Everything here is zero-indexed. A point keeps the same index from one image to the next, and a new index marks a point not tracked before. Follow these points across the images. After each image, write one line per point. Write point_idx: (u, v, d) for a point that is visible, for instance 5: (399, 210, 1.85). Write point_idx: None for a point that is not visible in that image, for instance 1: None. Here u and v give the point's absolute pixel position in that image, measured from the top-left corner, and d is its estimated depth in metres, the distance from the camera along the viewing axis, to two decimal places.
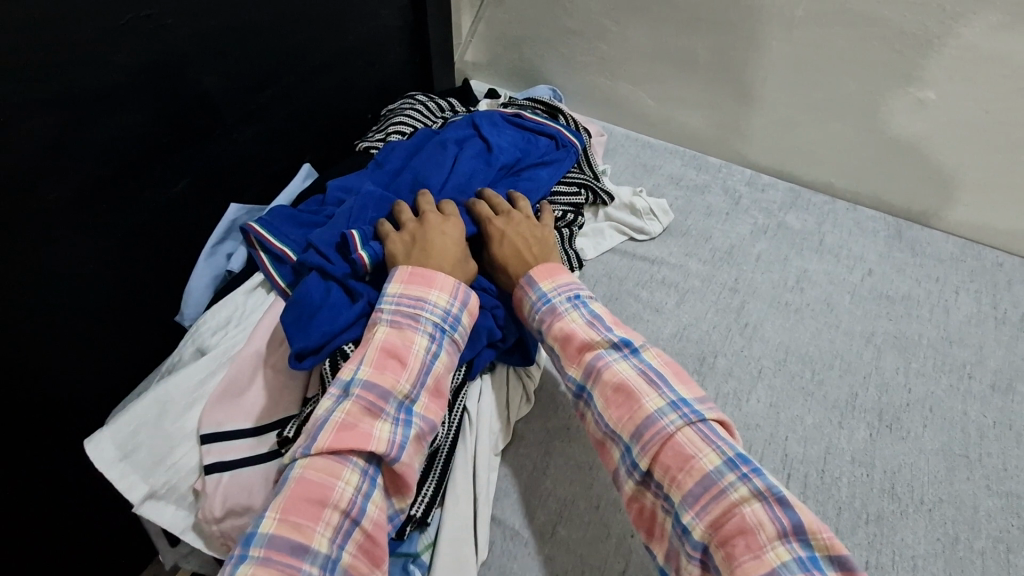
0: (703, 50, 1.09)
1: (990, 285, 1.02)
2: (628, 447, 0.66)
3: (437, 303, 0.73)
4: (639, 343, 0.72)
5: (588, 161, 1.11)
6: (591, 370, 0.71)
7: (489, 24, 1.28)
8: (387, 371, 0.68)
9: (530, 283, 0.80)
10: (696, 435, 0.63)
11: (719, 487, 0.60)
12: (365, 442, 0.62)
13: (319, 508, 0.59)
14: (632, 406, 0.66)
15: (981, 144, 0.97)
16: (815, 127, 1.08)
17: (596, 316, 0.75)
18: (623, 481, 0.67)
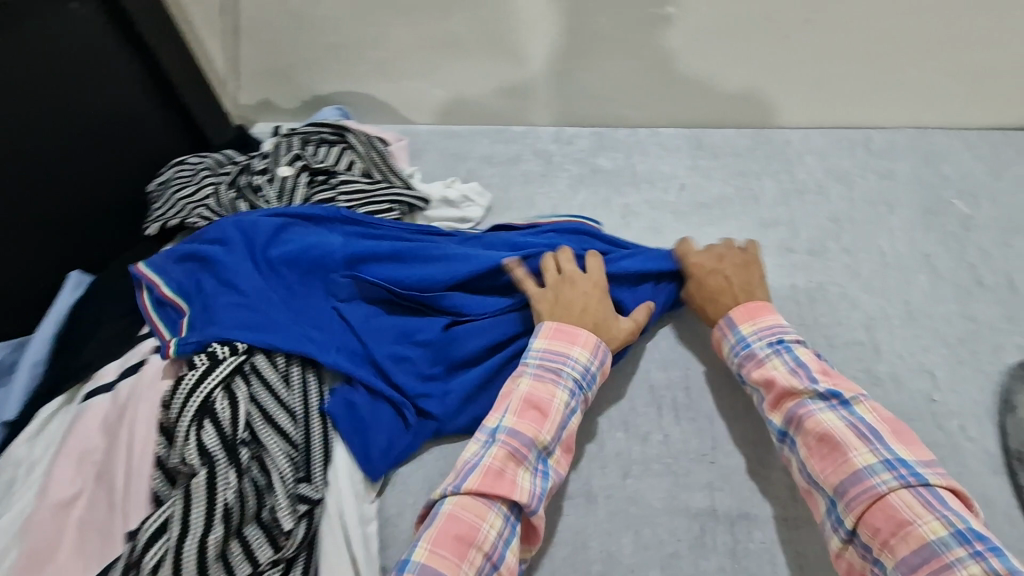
0: (463, 29, 1.06)
1: (785, 161, 1.08)
2: (832, 501, 0.64)
3: (578, 360, 0.73)
4: (847, 396, 0.68)
5: (390, 170, 1.05)
6: (793, 419, 0.68)
7: (247, 61, 1.19)
8: (529, 420, 0.69)
9: (731, 324, 0.77)
10: (915, 499, 0.59)
11: (943, 560, 0.55)
12: (509, 491, 0.65)
13: (463, 546, 0.61)
14: (841, 462, 0.64)
15: (737, 42, 0.99)
16: (590, 69, 1.08)
17: (804, 363, 0.71)
18: (828, 537, 0.64)
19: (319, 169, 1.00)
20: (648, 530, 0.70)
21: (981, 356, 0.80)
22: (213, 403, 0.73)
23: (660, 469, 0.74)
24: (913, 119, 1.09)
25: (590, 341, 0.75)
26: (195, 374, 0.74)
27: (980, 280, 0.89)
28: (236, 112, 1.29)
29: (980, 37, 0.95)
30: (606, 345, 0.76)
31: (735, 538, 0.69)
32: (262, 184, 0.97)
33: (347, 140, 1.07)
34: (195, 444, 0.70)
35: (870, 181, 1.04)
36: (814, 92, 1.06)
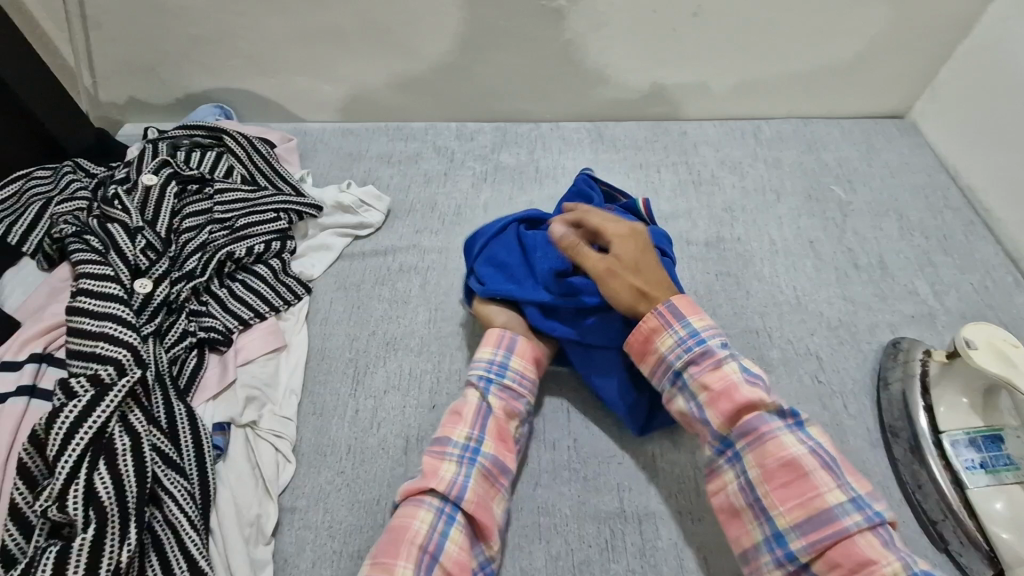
0: (347, 20, 0.99)
1: (681, 153, 1.10)
2: (783, 531, 0.59)
3: (482, 357, 0.73)
4: (804, 417, 0.64)
5: (277, 175, 0.95)
6: (752, 436, 0.62)
7: (103, 54, 1.05)
8: (447, 422, 0.68)
9: (674, 314, 0.69)
10: (876, 539, 0.56)
11: None
12: (433, 483, 0.63)
13: (398, 545, 0.58)
14: (808, 493, 0.59)
15: (627, 34, 1.00)
16: (486, 62, 1.04)
17: (758, 375, 0.65)
18: (762, 563, 0.59)
19: (190, 177, 0.89)
20: (559, 539, 0.68)
21: (859, 336, 0.85)
22: (109, 436, 0.60)
23: (568, 474, 0.73)
24: (796, 110, 1.15)
25: (497, 334, 0.75)
26: (77, 405, 0.60)
27: (856, 262, 0.95)
28: (98, 112, 1.15)
29: (847, 31, 1.01)
30: (516, 333, 0.75)
31: (643, 537, 0.68)
32: (117, 193, 0.82)
33: (224, 143, 0.96)
34: (81, 491, 0.56)
35: (760, 170, 1.08)
36: (708, 85, 1.09)
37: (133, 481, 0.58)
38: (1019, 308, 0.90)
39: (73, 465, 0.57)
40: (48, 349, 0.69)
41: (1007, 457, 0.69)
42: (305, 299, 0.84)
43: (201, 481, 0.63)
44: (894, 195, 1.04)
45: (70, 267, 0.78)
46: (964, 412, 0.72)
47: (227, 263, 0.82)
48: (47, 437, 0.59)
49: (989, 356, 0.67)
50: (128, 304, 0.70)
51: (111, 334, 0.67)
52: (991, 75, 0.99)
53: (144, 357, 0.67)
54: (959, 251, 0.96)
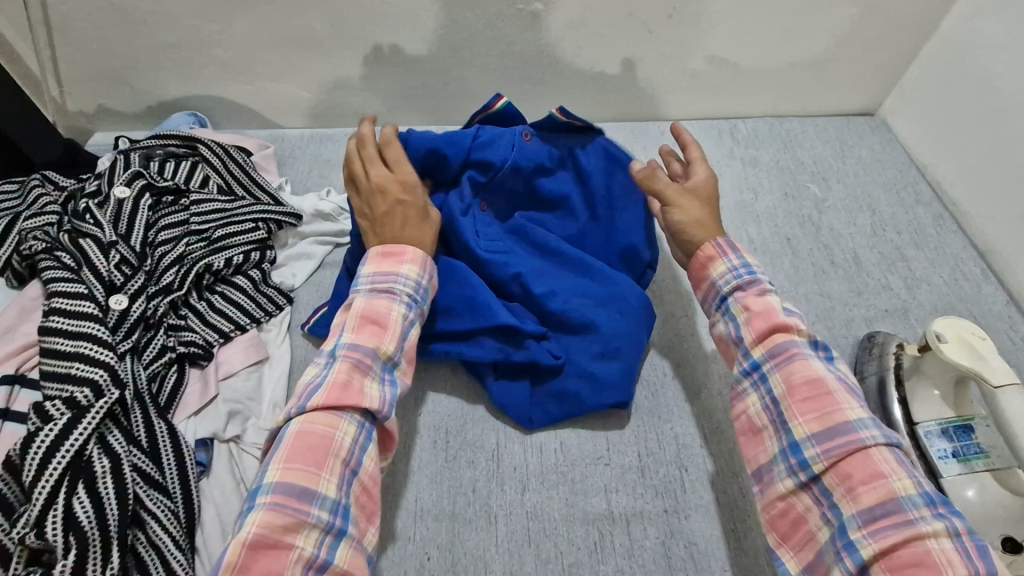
0: (323, 26, 0.98)
1: (660, 152, 1.12)
2: (799, 444, 0.60)
3: (409, 277, 0.68)
4: (835, 356, 0.66)
5: (254, 183, 0.93)
6: (779, 356, 0.64)
7: (70, 61, 1.02)
8: (370, 334, 0.63)
9: (730, 247, 0.72)
10: (892, 455, 0.56)
11: (907, 512, 0.53)
12: (358, 398, 0.59)
13: (320, 458, 0.55)
14: (826, 408, 0.60)
15: (604, 37, 1.00)
16: (465, 65, 1.04)
17: (795, 313, 0.68)
18: (776, 477, 0.61)
19: (164, 188, 0.87)
20: (547, 542, 0.69)
21: (837, 330, 0.87)
22: (88, 458, 0.59)
23: (557, 478, 0.74)
24: (771, 109, 1.17)
25: (418, 258, 0.70)
26: (52, 429, 0.58)
27: (832, 258, 0.97)
28: (67, 120, 1.12)
29: (818, 31, 1.03)
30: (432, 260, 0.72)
31: (631, 538, 0.69)
32: (89, 207, 0.80)
33: (199, 152, 0.94)
34: (60, 517, 0.55)
35: (736, 168, 1.10)
36: (685, 85, 1.11)
37: (114, 505, 0.57)
38: (987, 300, 0.93)
39: (51, 491, 0.56)
40: (21, 371, 0.67)
41: (977, 445, 0.70)
42: (286, 309, 0.83)
43: (184, 500, 0.62)
44: (866, 191, 1.07)
45: (41, 285, 0.76)
46: (936, 402, 0.73)
47: (205, 275, 0.81)
48: (22, 463, 0.57)
49: (959, 347, 0.69)
50: (104, 322, 0.68)
51: (86, 354, 0.65)
52: (956, 74, 1.02)
53: (122, 376, 0.64)
54: (930, 245, 0.99)
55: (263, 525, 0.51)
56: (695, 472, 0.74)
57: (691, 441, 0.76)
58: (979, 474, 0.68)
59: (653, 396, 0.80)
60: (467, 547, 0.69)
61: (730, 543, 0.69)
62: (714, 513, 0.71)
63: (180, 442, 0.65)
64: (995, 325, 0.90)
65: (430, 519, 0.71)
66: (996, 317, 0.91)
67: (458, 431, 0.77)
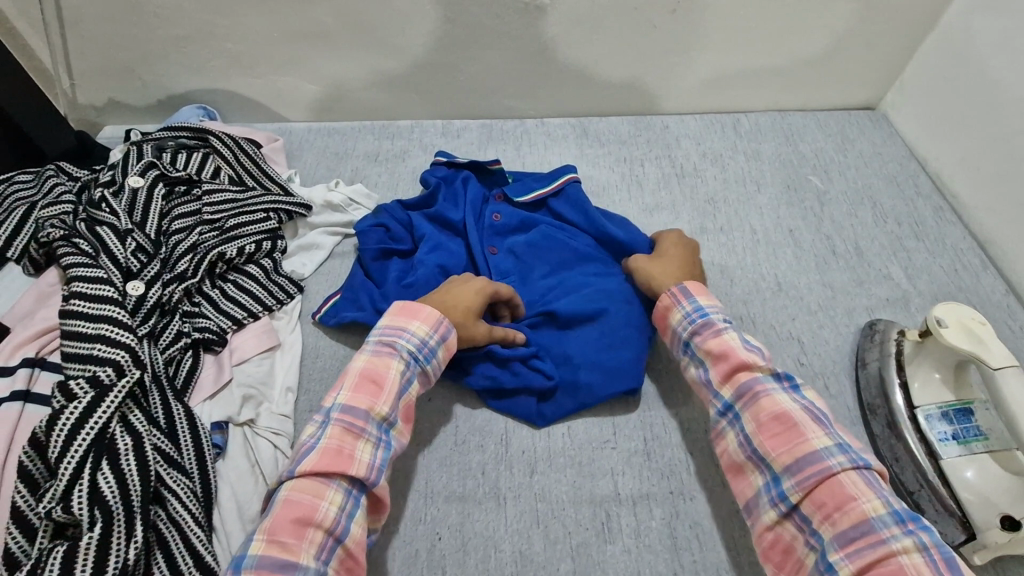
0: (332, 19, 0.99)
1: (664, 146, 1.13)
2: (776, 478, 0.62)
3: (415, 333, 0.70)
4: (798, 381, 0.68)
5: (264, 174, 0.95)
6: (746, 393, 0.66)
7: (82, 55, 1.04)
8: (364, 394, 0.65)
9: (684, 294, 0.76)
10: (861, 480, 0.58)
11: (879, 536, 0.55)
12: (346, 464, 0.60)
13: (303, 527, 0.56)
14: (793, 440, 0.62)
15: (609, 31, 1.02)
16: (471, 59, 1.05)
17: (756, 345, 0.71)
18: (761, 510, 0.63)
19: (176, 179, 0.89)
20: (556, 523, 0.70)
21: (838, 319, 0.89)
22: (111, 436, 0.60)
23: (564, 461, 0.75)
24: (773, 104, 1.19)
25: (433, 317, 0.71)
26: (76, 407, 0.60)
27: (833, 249, 0.98)
28: (78, 113, 1.14)
29: (819, 26, 1.04)
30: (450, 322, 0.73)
31: (637, 519, 0.71)
32: (105, 197, 0.81)
33: (210, 143, 0.95)
34: (85, 491, 0.56)
35: (739, 161, 1.11)
36: (688, 80, 1.12)
37: (137, 480, 0.58)
38: (987, 290, 0.94)
39: (76, 467, 0.57)
40: (41, 354, 0.69)
41: (977, 429, 0.71)
42: (297, 298, 0.85)
43: (202, 479, 0.64)
44: (868, 183, 1.08)
45: (58, 271, 0.77)
46: (937, 387, 0.75)
47: (218, 263, 0.82)
48: (48, 440, 0.59)
49: (959, 333, 0.70)
50: (123, 306, 0.70)
51: (107, 335, 0.66)
52: (956, 68, 1.04)
53: (142, 358, 0.66)
54: (930, 236, 1.00)
55: None
56: (699, 455, 0.75)
57: (696, 425, 0.78)
58: (978, 457, 0.70)
59: (658, 382, 0.82)
60: (477, 528, 0.70)
61: (734, 524, 0.71)
62: (719, 495, 0.73)
63: (197, 423, 0.66)
64: (994, 314, 0.91)
65: (440, 501, 0.72)
66: (996, 306, 0.92)
67: (467, 416, 0.79)
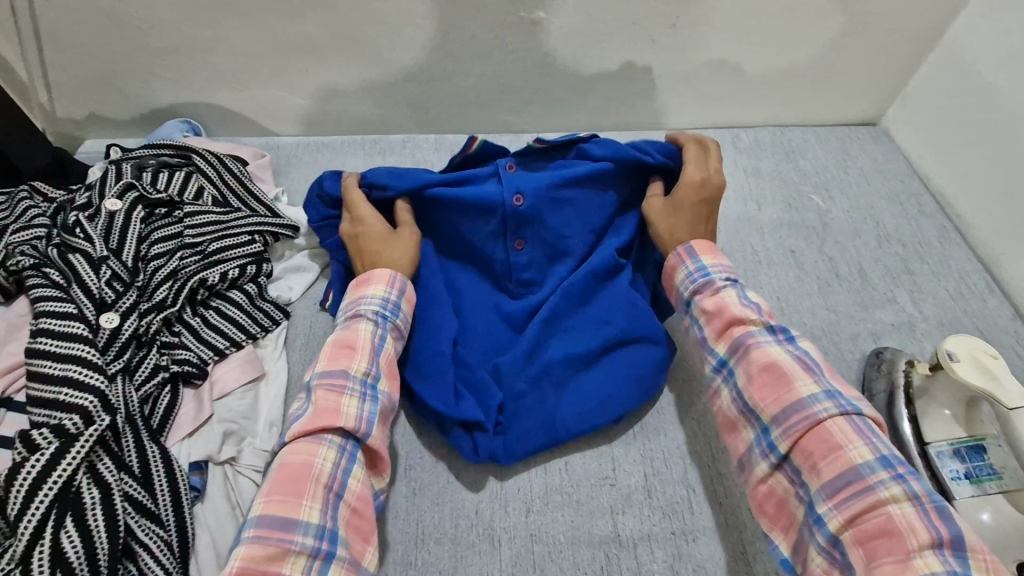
0: (321, 33, 0.96)
1: None
2: (764, 429, 0.60)
3: (374, 296, 0.70)
4: (795, 332, 0.65)
5: (249, 194, 0.91)
6: (739, 347, 0.64)
7: (60, 68, 1.00)
8: (339, 358, 0.64)
9: (688, 253, 0.74)
10: (851, 427, 0.56)
11: (866, 482, 0.53)
12: (334, 419, 0.59)
13: (301, 485, 0.55)
14: (782, 390, 0.60)
15: (606, 45, 0.99)
16: (464, 74, 1.02)
17: (756, 301, 0.68)
18: (753, 464, 0.61)
19: (157, 200, 0.85)
20: (553, 565, 0.67)
21: (843, 345, 0.86)
22: (76, 489, 0.56)
23: (562, 498, 0.72)
24: (773, 119, 1.16)
25: (386, 275, 0.72)
26: (39, 459, 0.56)
27: (837, 271, 0.96)
28: (58, 126, 1.10)
29: (821, 41, 1.02)
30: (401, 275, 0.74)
31: (638, 560, 0.68)
32: (79, 219, 0.77)
33: (193, 162, 0.91)
34: (47, 553, 0.52)
35: (739, 179, 1.09)
36: (687, 95, 1.09)
37: (104, 538, 0.54)
38: (993, 314, 0.92)
39: (37, 526, 0.53)
40: (8, 392, 0.65)
41: (990, 467, 0.69)
42: (282, 324, 0.81)
43: (178, 530, 0.60)
44: (870, 202, 1.06)
45: (28, 300, 0.73)
46: (947, 421, 0.72)
47: (200, 290, 0.78)
48: (7, 495, 0.55)
49: (971, 367, 0.67)
50: (94, 343, 0.66)
51: (75, 377, 0.62)
52: (960, 85, 1.02)
53: (113, 402, 0.62)
54: (934, 257, 0.98)
55: (247, 558, 0.51)
56: (702, 492, 0.73)
57: (698, 459, 0.75)
58: (992, 497, 0.67)
59: (659, 412, 0.79)
60: (471, 572, 0.67)
61: (738, 566, 0.68)
62: (723, 535, 0.70)
63: (171, 470, 0.62)
64: (1002, 340, 0.89)
65: (431, 542, 0.69)
66: (1003, 331, 0.90)
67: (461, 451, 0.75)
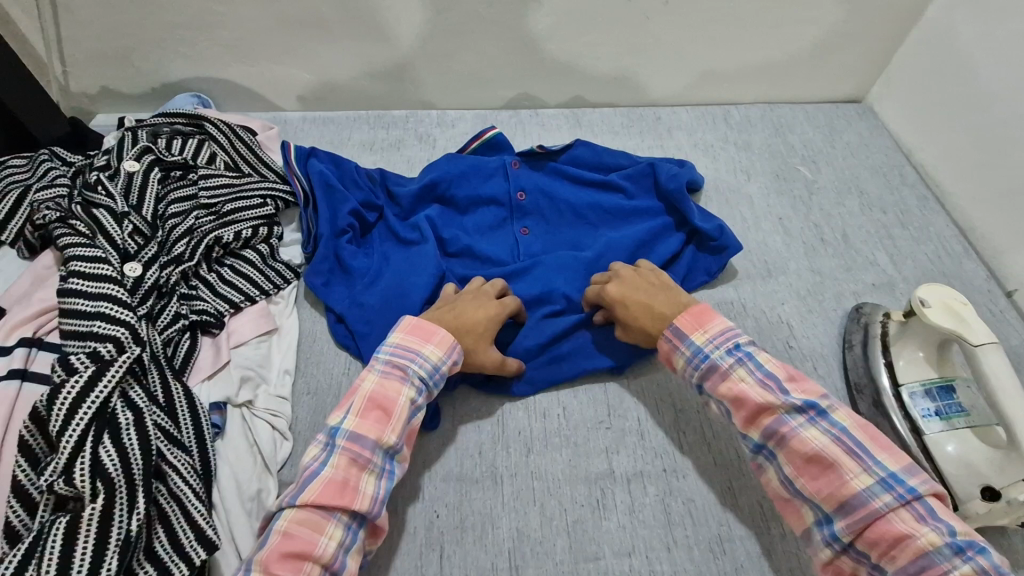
0: (327, 8, 0.99)
1: (656, 135, 1.15)
2: (826, 519, 0.61)
3: (428, 357, 0.68)
4: (825, 404, 0.64)
5: (261, 161, 0.95)
6: (775, 436, 0.63)
7: (74, 41, 1.03)
8: (371, 420, 0.63)
9: (679, 336, 0.71)
10: (912, 514, 0.57)
11: (943, 568, 0.54)
12: (349, 499, 0.59)
13: (301, 562, 0.56)
14: (835, 483, 0.60)
15: (602, 22, 1.03)
16: (466, 49, 1.06)
17: (772, 372, 0.66)
18: (816, 549, 0.62)
19: (173, 163, 0.88)
20: (552, 501, 0.72)
21: (826, 304, 0.91)
22: (112, 411, 0.60)
23: (560, 441, 0.76)
24: (762, 96, 1.21)
25: (445, 342, 0.70)
26: (78, 381, 0.60)
27: (822, 237, 1.00)
28: (71, 99, 1.13)
29: (809, 19, 1.06)
30: (460, 347, 0.72)
31: (631, 495, 0.72)
32: (100, 178, 0.81)
33: (205, 130, 0.95)
34: (87, 464, 0.56)
35: (730, 152, 1.13)
36: (680, 72, 1.14)
37: (139, 455, 0.58)
38: (969, 276, 0.97)
39: (77, 442, 0.57)
40: (40, 333, 0.69)
41: (958, 404, 0.73)
42: (293, 283, 0.85)
43: (201, 455, 0.64)
44: (855, 174, 1.11)
45: (55, 253, 0.77)
46: (921, 366, 0.77)
47: (215, 248, 0.82)
48: (48, 415, 0.59)
49: (943, 313, 0.72)
50: (122, 284, 0.70)
51: (106, 313, 0.67)
52: (942, 60, 1.06)
53: (143, 336, 0.67)
54: (915, 224, 1.03)
55: None
56: (692, 434, 0.77)
57: (688, 405, 0.79)
58: (960, 432, 0.72)
59: (651, 362, 0.83)
60: (475, 506, 0.71)
61: (723, 503, 0.72)
62: (711, 472, 0.74)
63: (193, 404, 0.66)
64: (977, 299, 0.94)
65: (437, 479, 0.73)
66: (978, 292, 0.95)
67: (464, 397, 0.79)
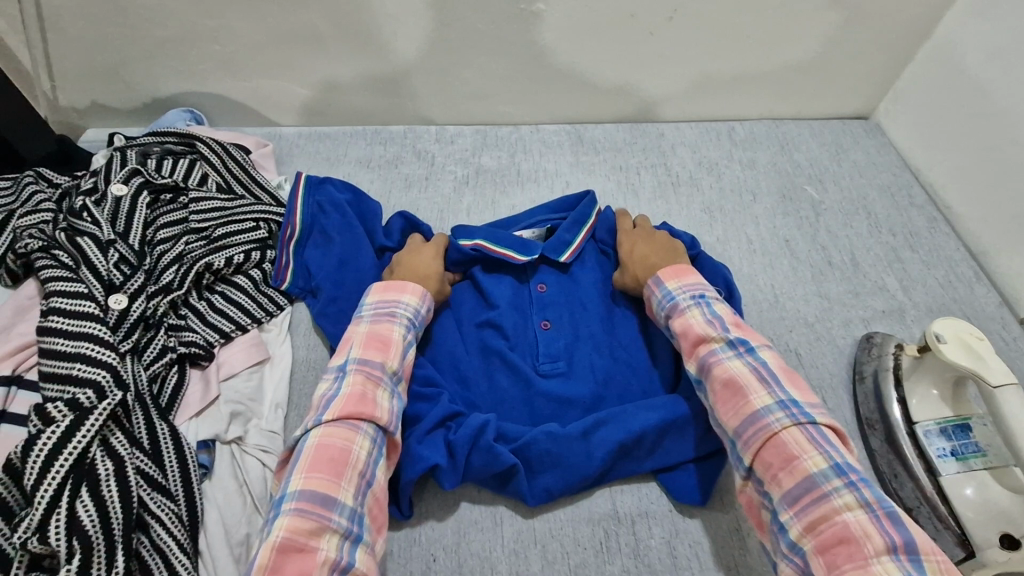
0: (323, 23, 0.97)
1: (659, 153, 1.13)
2: (733, 443, 0.64)
3: (409, 305, 0.74)
4: (756, 345, 0.69)
5: (254, 183, 0.92)
6: (701, 366, 0.69)
7: (63, 55, 1.01)
8: (374, 351, 0.67)
9: (657, 283, 0.77)
10: (803, 436, 0.60)
11: (821, 489, 0.57)
12: (370, 409, 0.63)
13: (340, 466, 0.58)
14: (739, 403, 0.64)
15: (604, 38, 1.01)
16: (464, 65, 1.04)
17: (719, 316, 0.71)
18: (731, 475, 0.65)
19: (162, 185, 0.86)
20: (553, 543, 0.69)
21: (834, 331, 0.88)
22: (91, 461, 0.58)
23: None
24: (768, 112, 1.18)
25: (418, 290, 0.75)
26: (54, 432, 0.58)
27: (829, 260, 0.98)
28: (61, 113, 1.10)
29: (816, 35, 1.04)
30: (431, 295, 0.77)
31: (636, 537, 0.70)
32: (86, 204, 0.78)
33: (197, 150, 0.92)
34: (63, 521, 0.54)
35: (734, 170, 1.11)
36: (683, 88, 1.11)
37: (119, 509, 0.56)
38: (981, 301, 0.95)
39: (53, 496, 0.55)
40: (19, 371, 0.66)
41: (975, 445, 0.71)
42: (287, 310, 0.82)
43: (187, 501, 0.62)
44: (862, 193, 1.08)
45: (37, 283, 0.75)
46: (935, 402, 0.74)
47: (205, 274, 0.79)
48: (23, 466, 0.57)
49: (959, 350, 0.70)
50: (105, 322, 0.68)
51: (87, 354, 0.65)
52: (950, 79, 1.04)
53: (125, 378, 0.64)
54: (924, 247, 1.01)
55: (290, 528, 0.54)
56: None
57: None
58: (975, 474, 0.69)
59: None
60: (474, 548, 0.68)
61: (732, 547, 0.69)
62: (718, 511, 0.72)
63: (179, 448, 0.64)
64: (987, 325, 0.92)
65: (434, 520, 0.70)
66: (989, 318, 0.93)
67: None
